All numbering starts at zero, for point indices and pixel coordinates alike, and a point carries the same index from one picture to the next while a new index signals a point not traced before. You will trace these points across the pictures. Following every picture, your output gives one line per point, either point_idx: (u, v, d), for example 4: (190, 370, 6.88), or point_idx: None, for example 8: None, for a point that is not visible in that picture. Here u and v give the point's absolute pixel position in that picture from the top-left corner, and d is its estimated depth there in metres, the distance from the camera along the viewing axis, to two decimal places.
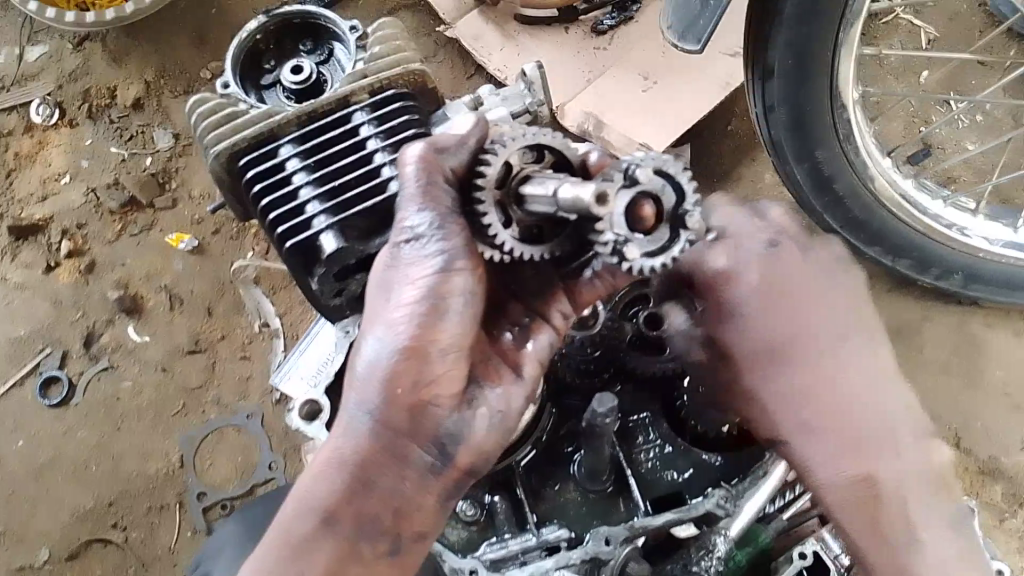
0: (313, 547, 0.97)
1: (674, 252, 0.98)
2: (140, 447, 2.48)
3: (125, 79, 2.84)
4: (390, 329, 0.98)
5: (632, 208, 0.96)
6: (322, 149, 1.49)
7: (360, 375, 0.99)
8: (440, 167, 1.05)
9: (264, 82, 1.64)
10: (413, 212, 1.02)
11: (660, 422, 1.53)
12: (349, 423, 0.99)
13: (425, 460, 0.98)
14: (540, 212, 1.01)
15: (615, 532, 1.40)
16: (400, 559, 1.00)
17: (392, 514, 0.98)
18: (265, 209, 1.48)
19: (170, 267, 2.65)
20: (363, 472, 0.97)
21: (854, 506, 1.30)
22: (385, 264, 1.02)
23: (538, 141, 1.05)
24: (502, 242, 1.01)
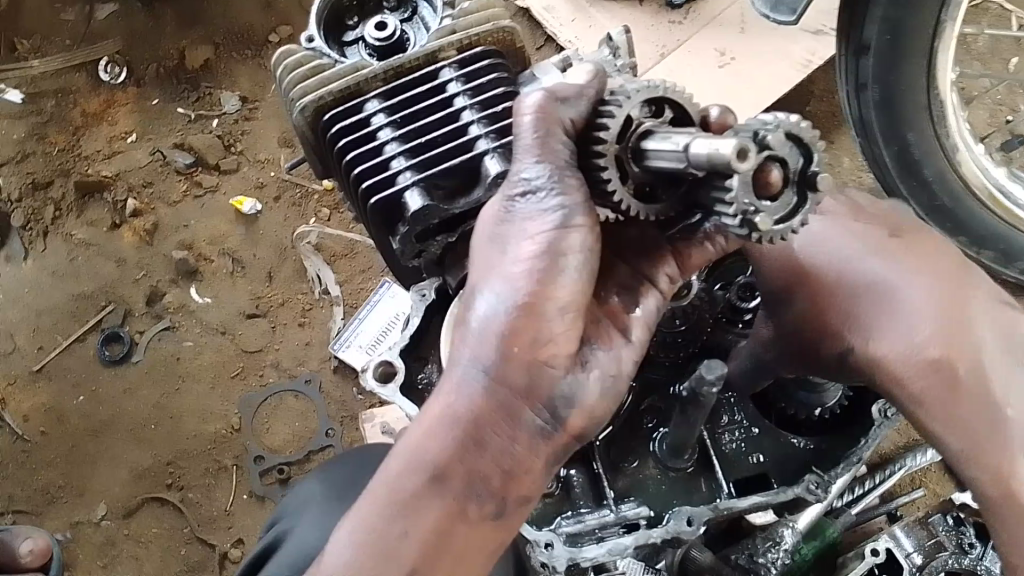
0: (423, 502, 1.00)
1: (803, 216, 0.92)
2: (199, 407, 2.49)
3: (193, 41, 2.84)
4: (507, 285, 0.97)
5: (761, 172, 0.90)
6: (409, 105, 1.45)
7: (474, 331, 0.98)
8: (559, 119, 1.01)
9: (347, 38, 1.62)
10: (529, 164, 1.00)
11: (747, 403, 1.47)
12: (461, 376, 0.99)
13: (537, 421, 0.98)
14: (662, 167, 0.96)
15: (699, 512, 1.35)
16: (506, 519, 1.02)
17: (502, 472, 1.00)
18: (348, 164, 1.45)
19: (233, 230, 2.65)
20: (476, 428, 0.98)
21: (932, 394, 1.23)
22: (501, 218, 1.01)
23: (659, 95, 1.00)
24: (618, 201, 0.99)
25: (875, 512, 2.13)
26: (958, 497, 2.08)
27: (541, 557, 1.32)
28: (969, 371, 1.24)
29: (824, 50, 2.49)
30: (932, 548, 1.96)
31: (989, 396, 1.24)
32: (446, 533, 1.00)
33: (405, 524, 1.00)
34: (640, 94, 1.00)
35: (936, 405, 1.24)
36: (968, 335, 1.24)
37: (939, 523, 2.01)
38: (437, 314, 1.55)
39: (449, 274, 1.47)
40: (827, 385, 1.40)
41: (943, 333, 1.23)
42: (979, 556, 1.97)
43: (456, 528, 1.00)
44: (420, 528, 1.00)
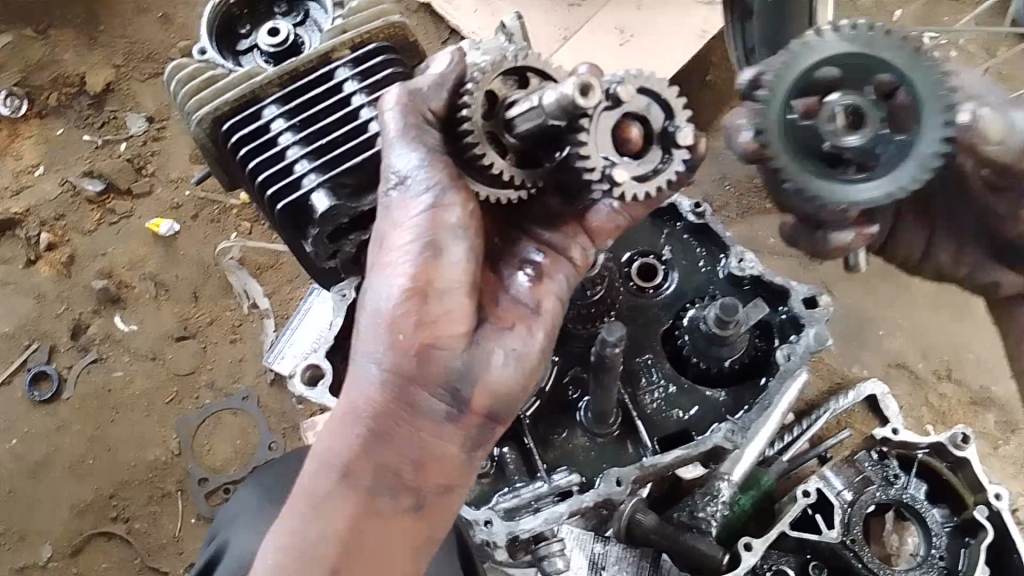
0: (336, 501, 1.04)
1: (666, 170, 1.04)
2: (137, 435, 2.46)
3: (92, 66, 2.79)
4: (388, 275, 1.04)
5: (616, 129, 1.02)
6: (308, 107, 1.47)
7: (365, 325, 1.05)
8: (419, 108, 1.10)
9: (241, 48, 1.66)
10: (398, 158, 1.08)
11: (663, 362, 1.53)
12: (361, 371, 1.05)
13: (439, 403, 1.04)
14: (526, 129, 1.04)
15: (626, 472, 1.41)
16: (426, 508, 1.07)
17: (415, 460, 1.05)
18: (252, 172, 1.47)
19: (153, 254, 2.62)
20: (379, 419, 1.03)
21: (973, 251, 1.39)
22: (381, 217, 1.09)
23: (517, 65, 1.10)
24: (488, 166, 1.07)
25: (806, 458, 2.24)
26: (878, 431, 2.16)
27: (482, 534, 1.36)
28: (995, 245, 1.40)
29: (718, 21, 2.57)
30: (861, 484, 2.07)
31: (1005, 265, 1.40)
32: (364, 531, 1.05)
33: (321, 524, 1.04)
34: (496, 66, 1.08)
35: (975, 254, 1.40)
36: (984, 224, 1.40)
37: (865, 460, 2.13)
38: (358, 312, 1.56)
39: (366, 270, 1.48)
40: (732, 336, 1.44)
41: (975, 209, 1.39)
42: (904, 485, 2.08)
43: (373, 523, 1.05)
44: (335, 529, 1.04)
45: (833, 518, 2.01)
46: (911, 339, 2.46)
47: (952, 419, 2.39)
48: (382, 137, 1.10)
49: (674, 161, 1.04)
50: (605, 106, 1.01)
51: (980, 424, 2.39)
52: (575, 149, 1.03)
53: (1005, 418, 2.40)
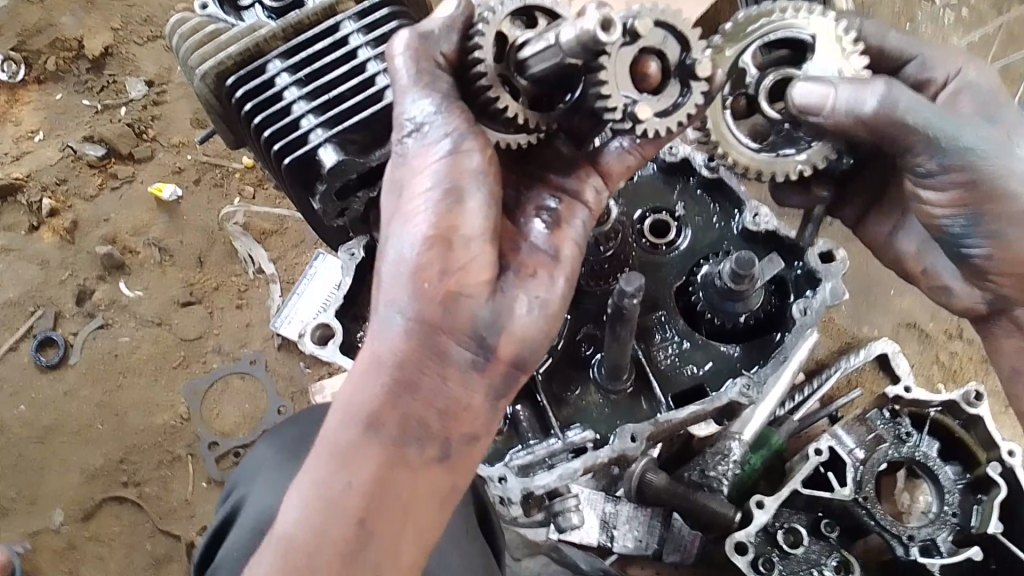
0: (359, 457, 1.00)
1: (685, 105, 1.01)
2: (145, 400, 2.45)
3: (90, 29, 2.75)
4: (409, 222, 1.00)
5: (635, 67, 0.98)
6: (313, 61, 1.43)
7: (385, 277, 1.01)
8: (429, 52, 1.05)
9: (242, 3, 1.60)
10: (410, 103, 1.03)
11: (677, 319, 1.52)
12: (383, 323, 1.01)
13: (464, 353, 1.01)
14: (543, 71, 1.00)
15: (641, 428, 1.40)
16: (452, 461, 1.03)
17: (441, 412, 1.01)
18: (258, 128, 1.43)
19: (157, 219, 2.59)
20: (403, 370, 1.00)
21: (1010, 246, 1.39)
22: (398, 167, 1.04)
23: (528, 6, 1.05)
24: (503, 109, 1.03)
25: (817, 417, 2.23)
26: (890, 389, 2.16)
27: (497, 491, 1.36)
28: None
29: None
30: (872, 442, 2.06)
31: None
32: (388, 484, 1.00)
33: (344, 478, 1.00)
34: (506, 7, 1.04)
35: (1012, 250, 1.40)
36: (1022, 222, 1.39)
37: (877, 417, 2.11)
38: (368, 270, 1.53)
39: (377, 229, 1.47)
40: (748, 291, 1.42)
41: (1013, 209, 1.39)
42: (916, 443, 2.07)
43: (398, 477, 1.01)
44: (359, 483, 1.00)
45: (844, 476, 2.00)
46: (922, 298, 2.45)
47: (961, 378, 2.39)
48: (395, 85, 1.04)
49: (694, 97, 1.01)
50: (624, 42, 0.96)
51: (989, 382, 2.38)
52: (595, 88, 0.98)
53: None
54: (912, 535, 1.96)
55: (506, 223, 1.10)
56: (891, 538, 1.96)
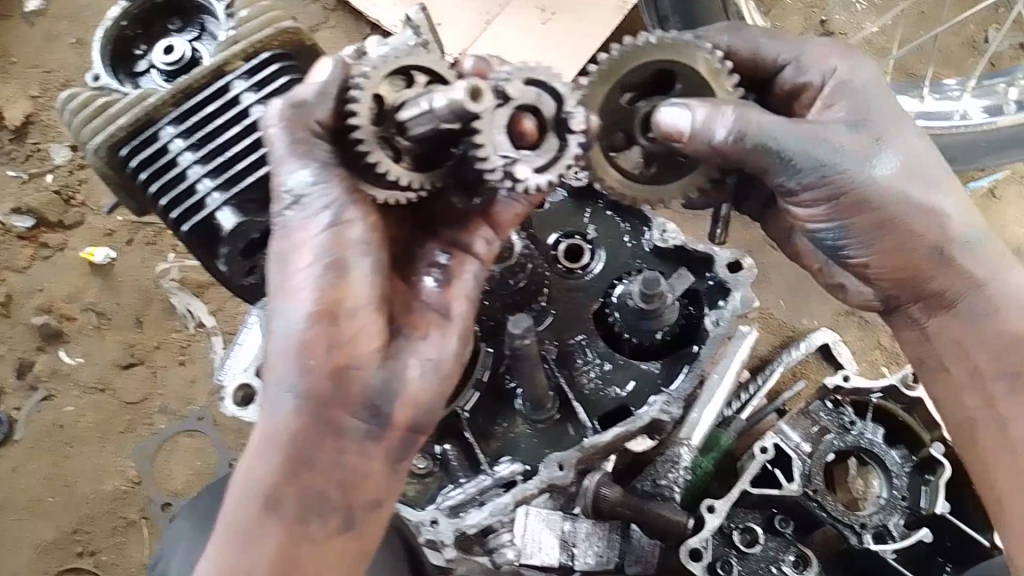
0: (262, 529, 1.10)
1: (566, 157, 1.03)
2: (94, 467, 2.42)
3: (7, 99, 2.71)
4: (295, 300, 1.08)
5: (511, 126, 1.01)
6: (205, 124, 1.42)
7: (277, 350, 1.09)
8: (304, 120, 1.08)
9: (138, 69, 1.60)
10: (289, 175, 1.09)
11: (597, 341, 1.53)
12: (277, 396, 1.10)
13: (358, 421, 1.11)
14: (422, 134, 1.04)
15: (567, 456, 1.41)
16: (355, 524, 1.15)
17: (342, 478, 1.12)
18: (156, 195, 1.44)
19: (91, 284, 2.57)
20: (300, 443, 1.09)
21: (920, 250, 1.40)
22: (278, 241, 1.11)
23: (401, 66, 1.08)
24: (386, 176, 1.07)
25: (763, 413, 2.23)
26: (829, 380, 2.16)
27: (428, 534, 1.37)
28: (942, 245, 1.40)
29: None
30: (817, 434, 2.08)
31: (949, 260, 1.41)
32: (293, 556, 1.11)
33: (251, 550, 1.10)
34: (382, 71, 1.06)
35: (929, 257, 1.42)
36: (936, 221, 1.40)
37: (819, 410, 2.12)
38: None
39: None
40: (661, 309, 1.45)
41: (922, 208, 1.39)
42: (861, 431, 2.08)
43: (301, 545, 1.11)
44: (266, 554, 1.10)
45: (792, 472, 2.01)
46: None
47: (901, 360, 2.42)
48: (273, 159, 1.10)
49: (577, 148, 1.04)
50: (497, 106, 1.00)
51: None
52: (474, 150, 1.02)
53: None
54: (864, 523, 1.97)
55: (397, 284, 1.20)
56: (844, 527, 1.97)
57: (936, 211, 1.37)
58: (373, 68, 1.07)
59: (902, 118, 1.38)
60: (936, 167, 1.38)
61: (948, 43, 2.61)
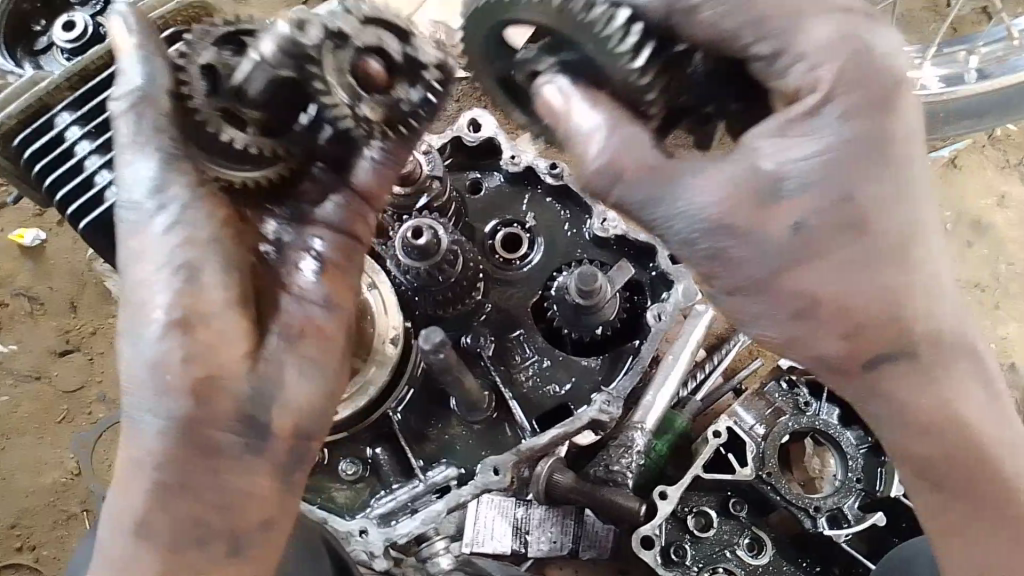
0: (143, 566, 1.05)
1: (413, 96, 1.04)
2: (33, 459, 2.33)
3: None
4: (146, 307, 1.02)
5: (358, 66, 1.01)
6: (103, 108, 1.33)
7: (131, 365, 1.03)
8: (150, 101, 1.06)
9: (39, 47, 1.49)
10: (130, 167, 1.05)
11: (536, 336, 1.46)
12: (139, 421, 1.04)
13: (232, 437, 1.04)
14: (255, 88, 1.03)
15: (503, 460, 1.33)
16: (247, 553, 1.08)
17: (218, 502, 1.05)
18: (51, 189, 1.32)
19: (21, 268, 2.45)
20: (164, 466, 1.03)
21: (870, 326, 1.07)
22: (122, 245, 1.06)
23: (231, 33, 1.10)
24: (229, 142, 1.07)
25: (720, 393, 2.18)
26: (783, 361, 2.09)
27: (358, 546, 1.31)
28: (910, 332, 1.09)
29: None
30: (771, 417, 2.03)
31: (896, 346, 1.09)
32: None
33: None
34: (206, 34, 1.10)
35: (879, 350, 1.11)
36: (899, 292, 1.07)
37: (774, 391, 2.08)
38: None
39: None
40: (602, 303, 1.39)
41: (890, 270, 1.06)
42: (815, 412, 2.04)
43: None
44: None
45: (745, 456, 1.97)
46: None
47: None
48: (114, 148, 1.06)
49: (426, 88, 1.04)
50: (333, 43, 1.00)
51: None
52: (321, 101, 1.02)
53: None
54: (818, 506, 1.93)
55: (264, 281, 1.12)
56: (798, 511, 1.93)
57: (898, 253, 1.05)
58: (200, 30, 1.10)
59: (888, 160, 1.03)
60: (905, 229, 1.05)
61: (911, 6, 2.53)
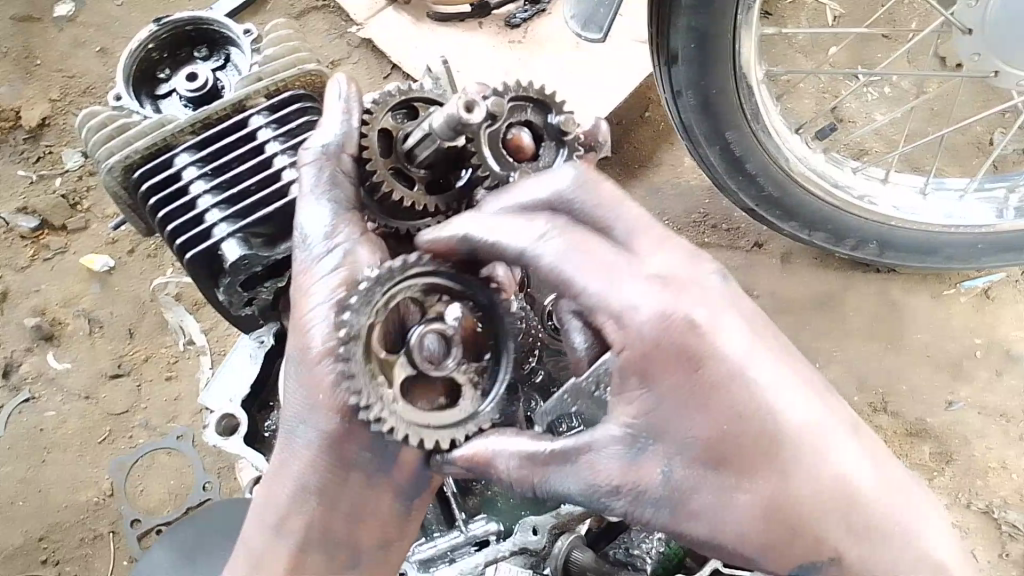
0: (272, 558, 1.24)
1: (558, 162, 1.21)
2: (70, 477, 2.40)
3: (29, 100, 2.77)
4: (303, 338, 1.20)
5: (508, 140, 1.20)
6: (220, 154, 1.49)
7: (295, 387, 1.22)
8: (331, 158, 1.28)
9: (160, 92, 1.63)
10: (312, 210, 1.26)
11: None
12: (294, 430, 1.23)
13: (362, 456, 1.20)
14: (427, 156, 1.22)
15: (543, 521, 1.43)
16: (364, 564, 1.27)
17: (343, 510, 1.23)
18: (163, 219, 1.49)
19: (86, 291, 2.57)
20: (312, 474, 1.21)
21: (758, 522, 1.07)
22: (297, 281, 1.25)
23: (405, 100, 1.31)
24: (398, 197, 1.25)
25: None
26: None
27: None
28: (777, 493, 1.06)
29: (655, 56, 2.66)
30: None
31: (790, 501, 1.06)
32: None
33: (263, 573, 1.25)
34: (385, 106, 1.31)
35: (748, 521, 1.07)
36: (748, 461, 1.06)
37: None
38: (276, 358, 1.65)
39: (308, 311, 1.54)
40: None
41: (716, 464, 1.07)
42: None
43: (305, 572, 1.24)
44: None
45: None
46: (847, 368, 2.47)
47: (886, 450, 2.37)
48: (300, 204, 1.27)
49: (573, 153, 1.22)
50: (486, 126, 1.18)
51: (914, 455, 2.38)
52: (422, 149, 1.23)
53: (939, 449, 2.39)
54: None
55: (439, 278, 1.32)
56: None
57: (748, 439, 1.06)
58: (378, 104, 1.31)
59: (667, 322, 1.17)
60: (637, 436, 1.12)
61: (953, 140, 2.66)
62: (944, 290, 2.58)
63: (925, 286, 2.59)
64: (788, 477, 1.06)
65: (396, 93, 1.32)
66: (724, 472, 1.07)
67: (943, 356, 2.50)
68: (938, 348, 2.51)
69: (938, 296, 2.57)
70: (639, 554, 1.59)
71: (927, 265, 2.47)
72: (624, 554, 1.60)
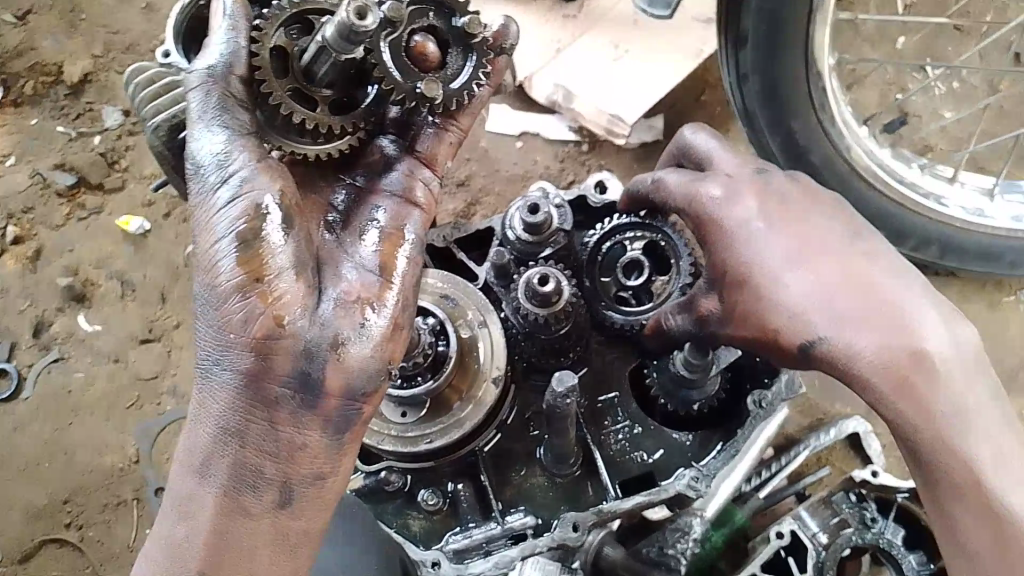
0: (195, 509, 1.11)
1: (462, 70, 1.15)
2: (95, 439, 2.37)
3: (71, 56, 2.71)
4: (208, 271, 1.09)
5: (412, 47, 1.12)
6: None
7: (201, 313, 1.11)
8: (218, 80, 1.14)
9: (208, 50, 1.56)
10: (203, 136, 1.13)
11: (629, 402, 1.51)
12: (207, 369, 1.11)
13: (286, 392, 1.09)
14: (326, 73, 1.11)
15: (583, 517, 1.34)
16: (296, 504, 1.13)
17: (264, 447, 1.10)
18: None
19: (120, 253, 2.53)
20: (232, 410, 1.10)
21: (889, 373, 1.24)
22: (192, 215, 1.13)
23: (299, 12, 1.16)
24: (298, 120, 1.13)
25: (783, 493, 2.09)
26: (857, 474, 2.05)
27: None
28: (913, 357, 1.24)
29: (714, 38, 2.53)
30: (835, 527, 1.94)
31: (921, 362, 1.23)
32: (227, 532, 1.10)
33: (185, 528, 1.11)
34: (276, 19, 1.15)
35: (893, 385, 1.24)
36: (903, 329, 1.25)
37: (842, 501, 1.98)
38: None
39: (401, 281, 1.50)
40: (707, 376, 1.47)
41: (859, 314, 1.26)
42: (882, 530, 1.93)
43: (238, 526, 1.10)
44: (202, 527, 1.10)
45: (805, 562, 1.88)
46: None
47: None
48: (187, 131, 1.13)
49: (480, 60, 1.16)
50: (385, 34, 1.09)
51: None
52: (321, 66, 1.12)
53: None
54: None
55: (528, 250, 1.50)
56: None
57: (880, 300, 1.27)
58: (269, 15, 1.15)
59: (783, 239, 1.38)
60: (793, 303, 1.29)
61: None
62: (1003, 298, 2.46)
63: (984, 293, 2.47)
64: (909, 337, 1.25)
65: (286, 4, 1.16)
66: (867, 325, 1.26)
67: (998, 367, 2.39)
68: (993, 358, 2.40)
69: (997, 305, 2.45)
70: (673, 554, 1.45)
71: (989, 271, 2.35)
72: (657, 552, 1.45)
